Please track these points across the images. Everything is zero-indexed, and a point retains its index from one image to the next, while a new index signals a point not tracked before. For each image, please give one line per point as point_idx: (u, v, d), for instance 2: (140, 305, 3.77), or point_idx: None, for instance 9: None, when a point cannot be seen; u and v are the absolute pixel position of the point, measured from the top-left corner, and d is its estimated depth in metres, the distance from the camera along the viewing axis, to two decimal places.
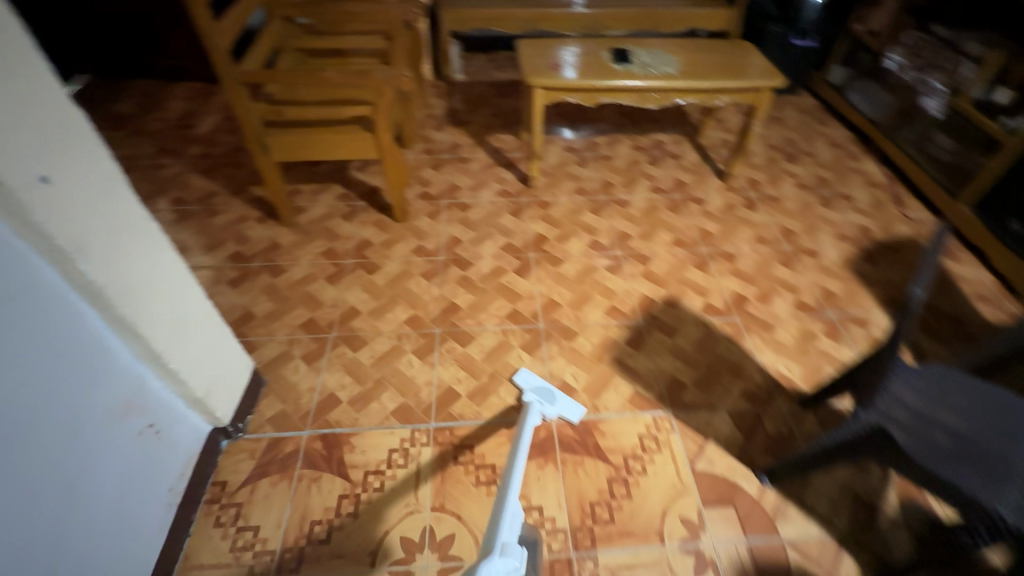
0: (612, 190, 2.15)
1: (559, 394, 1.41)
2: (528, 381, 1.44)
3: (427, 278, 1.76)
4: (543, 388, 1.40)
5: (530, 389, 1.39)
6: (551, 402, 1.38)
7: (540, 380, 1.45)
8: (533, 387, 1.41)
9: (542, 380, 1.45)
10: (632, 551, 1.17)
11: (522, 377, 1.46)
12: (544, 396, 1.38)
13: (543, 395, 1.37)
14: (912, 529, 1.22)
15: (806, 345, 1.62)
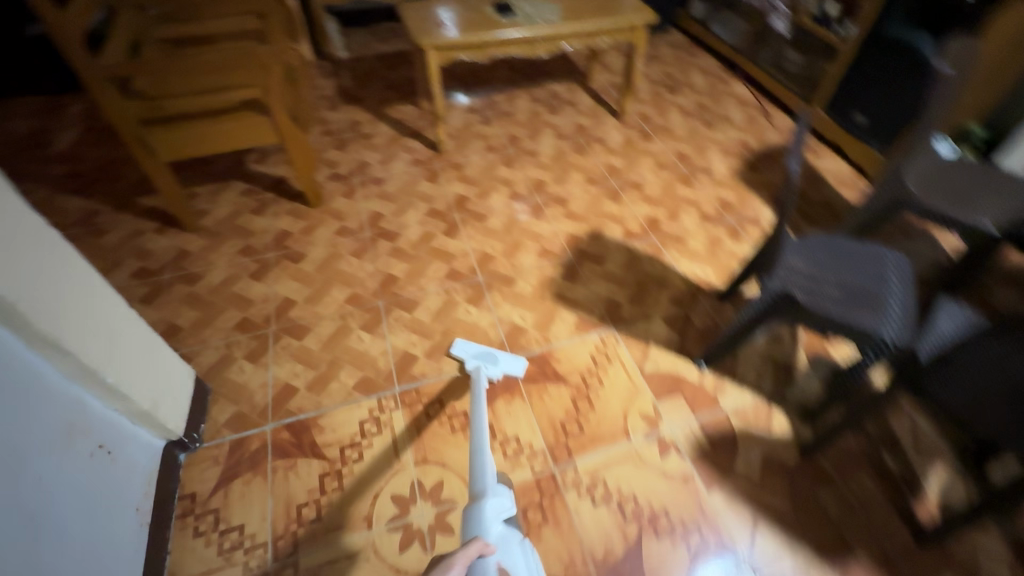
0: (520, 143, 2.22)
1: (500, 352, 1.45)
2: (466, 349, 1.45)
3: (358, 256, 1.74)
4: (482, 352, 1.42)
5: (471, 357, 1.42)
6: (494, 361, 1.42)
7: (480, 344, 1.46)
8: (474, 353, 1.44)
9: (480, 344, 1.46)
10: (605, 452, 1.29)
11: (460, 346, 1.46)
12: (486, 360, 1.41)
13: (484, 360, 1.41)
14: (820, 376, 1.46)
15: (714, 249, 1.82)
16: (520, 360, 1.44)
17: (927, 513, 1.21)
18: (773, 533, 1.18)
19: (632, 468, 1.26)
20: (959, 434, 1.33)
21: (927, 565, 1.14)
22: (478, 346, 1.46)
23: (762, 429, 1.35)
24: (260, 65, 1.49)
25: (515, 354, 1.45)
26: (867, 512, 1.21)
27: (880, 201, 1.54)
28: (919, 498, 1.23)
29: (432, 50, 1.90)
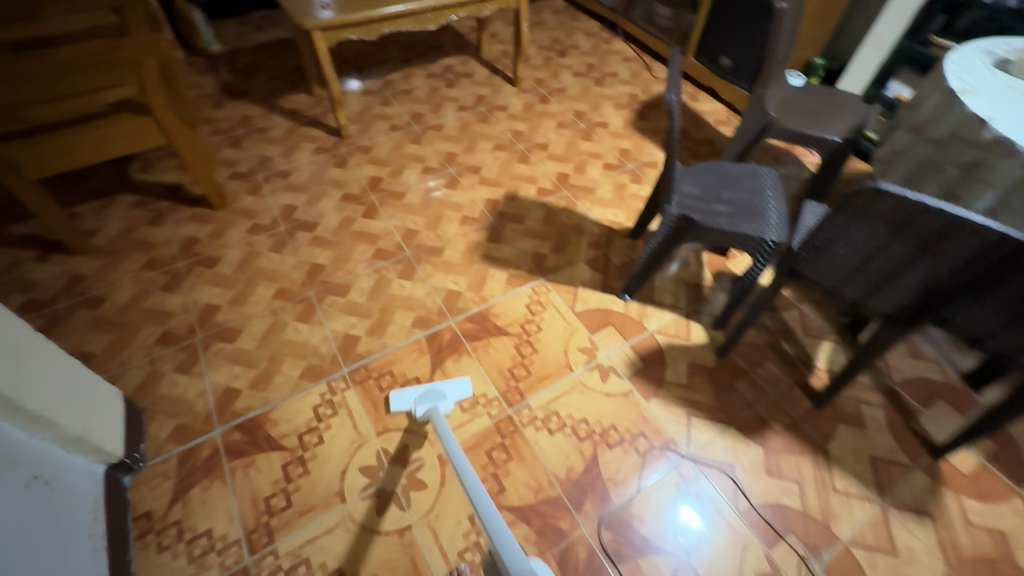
0: (424, 119, 2.24)
1: (441, 386, 1.34)
2: (406, 398, 1.32)
3: (278, 251, 1.69)
4: (425, 392, 1.31)
5: (415, 402, 1.29)
6: (441, 397, 1.31)
7: (417, 387, 1.34)
8: (416, 398, 1.31)
9: (418, 387, 1.34)
10: (554, 387, 1.39)
11: (398, 398, 1.33)
12: (432, 398, 1.30)
13: (430, 398, 1.29)
14: (723, 289, 1.67)
15: (621, 194, 1.97)
16: (464, 388, 1.36)
17: (819, 381, 1.45)
18: (705, 424, 1.35)
19: (580, 395, 1.38)
20: (834, 314, 1.59)
21: (824, 421, 1.37)
22: (417, 390, 1.34)
23: (684, 341, 1.52)
24: (133, 60, 1.38)
25: (455, 386, 1.36)
26: (775, 390, 1.43)
27: (749, 129, 1.74)
28: (812, 370, 1.47)
29: (317, 31, 1.85)
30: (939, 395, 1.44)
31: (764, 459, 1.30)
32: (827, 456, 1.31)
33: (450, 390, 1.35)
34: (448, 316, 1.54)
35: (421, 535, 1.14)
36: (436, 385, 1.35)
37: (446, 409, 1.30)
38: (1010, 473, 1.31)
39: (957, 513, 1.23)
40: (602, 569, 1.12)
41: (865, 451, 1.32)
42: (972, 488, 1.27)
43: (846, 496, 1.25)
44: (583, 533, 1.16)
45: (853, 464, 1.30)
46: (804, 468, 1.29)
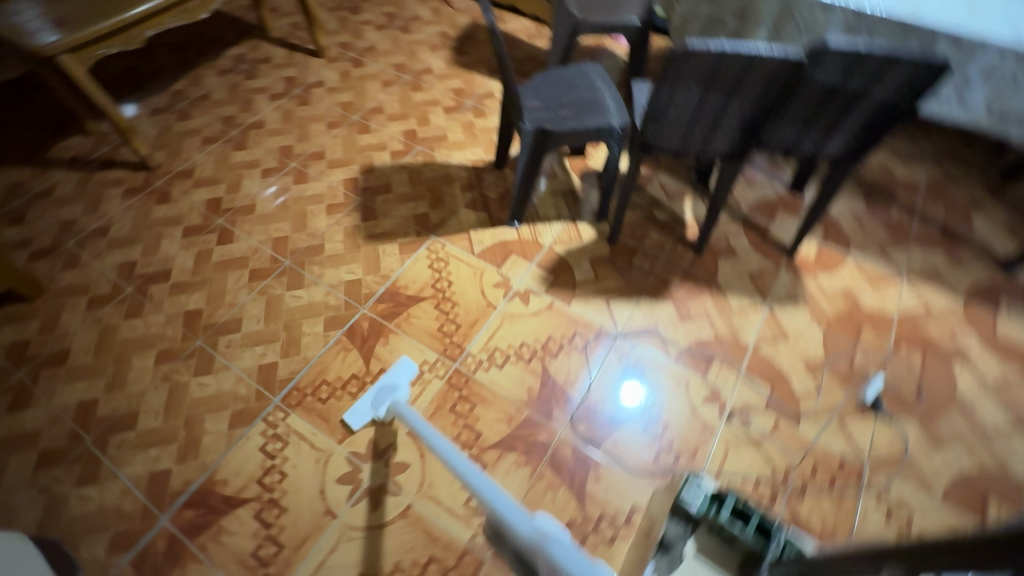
0: (239, 121, 2.01)
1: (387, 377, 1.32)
2: (363, 410, 1.28)
3: (137, 315, 1.48)
4: (377, 393, 1.28)
5: (374, 408, 1.26)
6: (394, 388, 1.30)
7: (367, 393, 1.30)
8: (372, 403, 1.28)
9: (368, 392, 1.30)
10: (486, 327, 1.45)
11: (354, 414, 1.27)
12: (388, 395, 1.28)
13: (385, 396, 1.27)
14: (593, 185, 1.81)
15: (471, 132, 1.99)
16: (409, 368, 1.35)
17: (693, 232, 1.68)
18: (622, 303, 1.51)
19: (512, 325, 1.45)
20: (684, 173, 1.82)
21: (708, 262, 1.61)
22: (370, 395, 1.30)
23: (579, 242, 1.65)
24: None
25: (399, 370, 1.34)
26: (664, 253, 1.62)
27: (562, 34, 1.82)
28: (685, 226, 1.69)
29: (64, 54, 1.53)
30: (777, 208, 1.74)
31: (676, 310, 1.49)
32: (719, 288, 1.55)
33: (398, 377, 1.33)
34: (358, 306, 1.49)
35: (423, 508, 1.17)
36: (383, 381, 1.32)
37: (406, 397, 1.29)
38: (839, 245, 1.66)
39: (817, 290, 1.55)
40: (588, 456, 1.24)
41: (743, 272, 1.58)
42: (820, 266, 1.60)
43: (743, 312, 1.49)
44: (561, 436, 1.27)
45: (739, 285, 1.55)
46: (706, 304, 1.51)
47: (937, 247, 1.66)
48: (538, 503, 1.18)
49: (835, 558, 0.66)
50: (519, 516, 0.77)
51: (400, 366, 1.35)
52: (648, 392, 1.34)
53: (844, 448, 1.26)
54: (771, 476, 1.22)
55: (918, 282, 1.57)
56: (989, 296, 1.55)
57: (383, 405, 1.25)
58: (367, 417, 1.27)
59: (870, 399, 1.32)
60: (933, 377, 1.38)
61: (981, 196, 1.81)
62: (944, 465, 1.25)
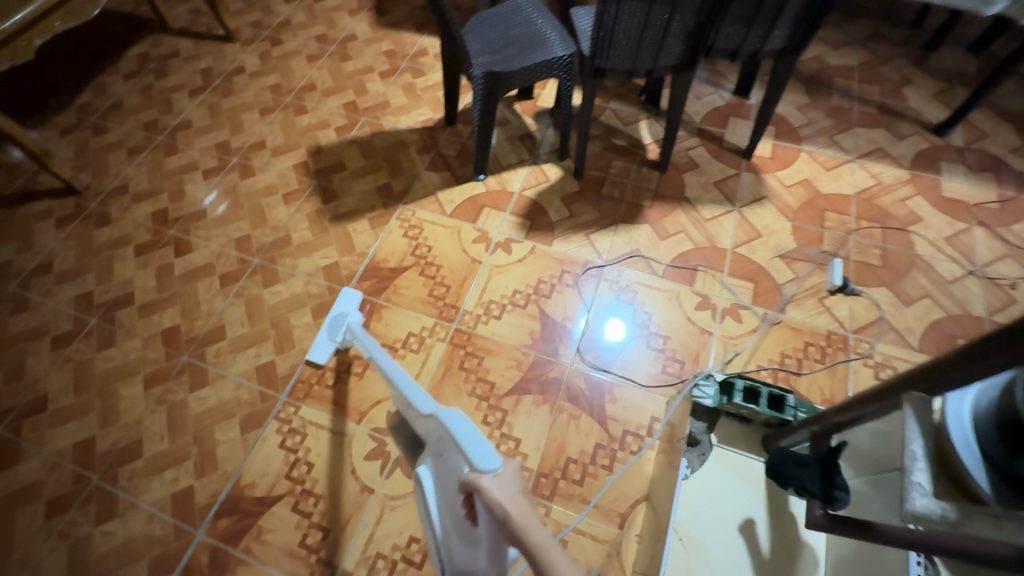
0: (162, 125, 1.87)
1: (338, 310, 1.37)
2: (322, 342, 1.34)
3: (111, 345, 1.41)
4: (331, 323, 1.34)
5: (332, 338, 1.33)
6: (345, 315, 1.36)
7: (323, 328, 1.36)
8: (329, 334, 1.34)
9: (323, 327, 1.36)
10: (476, 283, 1.45)
11: (314, 347, 1.34)
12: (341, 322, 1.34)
13: (339, 324, 1.33)
14: (548, 126, 1.80)
15: (413, 93, 1.92)
16: (355, 297, 1.40)
17: (653, 152, 1.70)
18: (601, 234, 1.53)
19: (500, 276, 1.46)
20: (633, 97, 1.83)
21: (673, 179, 1.64)
22: (326, 330, 1.36)
23: (547, 183, 1.65)
24: None
25: (347, 300, 1.39)
26: (631, 178, 1.65)
27: None
28: (645, 148, 1.71)
29: None
30: (728, 115, 1.79)
31: (653, 231, 1.53)
32: (688, 201, 1.59)
33: (346, 306, 1.38)
34: (342, 288, 1.46)
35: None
36: (335, 312, 1.38)
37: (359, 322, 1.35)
38: (791, 139, 1.72)
39: (778, 185, 1.62)
40: (600, 381, 1.29)
41: (707, 182, 1.63)
42: (777, 163, 1.67)
43: (715, 220, 1.55)
44: (570, 369, 1.31)
45: (706, 195, 1.60)
46: (680, 219, 1.55)
47: (878, 125, 1.75)
48: (563, 435, 1.22)
49: (845, 405, 0.72)
50: (425, 399, 0.79)
51: (348, 296, 1.40)
52: (624, 304, 1.40)
53: (828, 324, 1.36)
54: (770, 363, 1.31)
55: (867, 161, 1.67)
56: (930, 161, 1.66)
57: (338, 333, 1.32)
58: (326, 347, 1.34)
59: (838, 283, 1.39)
60: (893, 244, 1.49)
61: (909, 70, 1.91)
62: (916, 320, 1.36)
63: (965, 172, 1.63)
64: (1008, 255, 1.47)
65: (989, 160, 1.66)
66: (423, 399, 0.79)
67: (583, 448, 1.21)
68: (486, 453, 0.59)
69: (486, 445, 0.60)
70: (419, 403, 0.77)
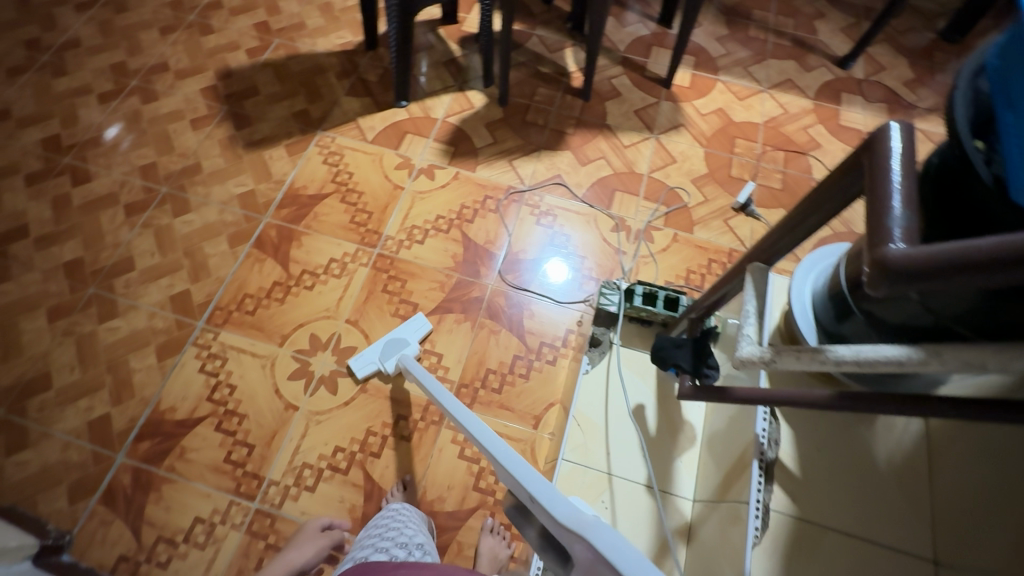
0: (46, 43, 1.69)
1: (403, 335, 1.26)
2: (368, 360, 1.24)
3: (6, 279, 1.33)
4: (386, 345, 1.23)
5: (382, 359, 1.22)
6: (405, 345, 1.24)
7: (374, 345, 1.25)
8: (380, 355, 1.23)
9: (375, 344, 1.26)
10: (399, 209, 1.45)
11: (360, 363, 1.23)
12: (397, 348, 1.23)
13: (395, 350, 1.22)
14: (474, 51, 1.76)
15: (331, 13, 1.82)
16: (421, 324, 1.29)
17: (578, 81, 1.71)
18: (525, 160, 1.56)
19: (423, 202, 1.46)
20: (560, 25, 1.82)
21: (596, 107, 1.67)
22: (378, 348, 1.24)
23: (471, 111, 1.63)
24: None
25: (411, 327, 1.28)
26: (555, 106, 1.66)
27: None
28: (570, 76, 1.72)
29: None
30: (651, 45, 1.81)
31: (575, 157, 1.57)
32: (610, 129, 1.63)
33: (409, 333, 1.27)
34: (259, 216, 1.42)
35: (380, 378, 1.24)
36: (393, 335, 1.27)
37: (416, 352, 1.25)
38: (709, 69, 1.77)
39: (694, 113, 1.68)
40: (521, 299, 1.35)
41: (629, 110, 1.67)
42: (695, 92, 1.72)
43: (634, 146, 1.60)
44: (491, 288, 1.36)
45: (627, 124, 1.64)
46: (601, 145, 1.60)
47: (790, 57, 1.83)
48: (484, 349, 1.29)
49: (714, 288, 0.81)
50: (551, 494, 0.47)
51: (412, 321, 1.29)
52: (561, 245, 1.43)
53: (730, 242, 1.47)
54: (677, 279, 1.40)
55: (776, 91, 1.75)
56: (833, 93, 1.76)
57: (392, 358, 1.21)
58: (373, 367, 1.23)
59: (742, 202, 1.50)
60: (793, 170, 1.60)
61: (822, 5, 1.98)
62: None
63: (862, 103, 1.75)
64: None
65: (884, 93, 1.78)
66: (556, 497, 0.45)
67: (502, 359, 1.28)
68: None
69: None
70: (550, 505, 0.45)
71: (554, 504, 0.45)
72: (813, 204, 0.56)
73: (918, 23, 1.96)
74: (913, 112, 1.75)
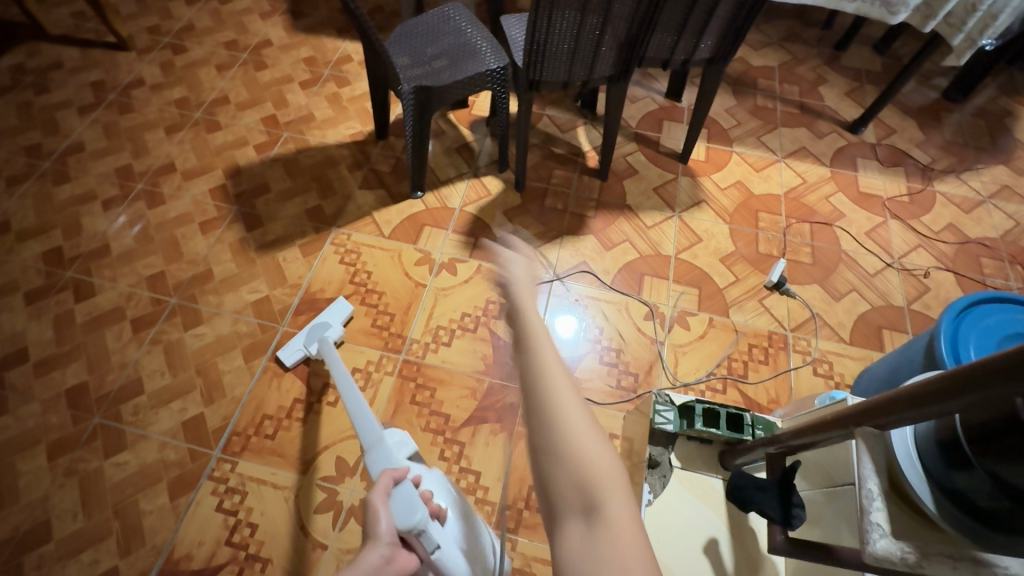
0: (48, 149, 1.65)
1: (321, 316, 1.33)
2: (295, 347, 1.29)
3: (3, 413, 1.23)
4: (310, 330, 1.29)
5: (306, 344, 1.27)
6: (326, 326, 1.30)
7: (301, 332, 1.30)
8: (305, 340, 1.29)
9: (301, 331, 1.31)
10: (422, 308, 1.38)
11: (287, 351, 1.28)
12: (320, 331, 1.28)
13: (318, 333, 1.28)
14: (487, 135, 1.74)
15: (339, 103, 1.81)
16: (344, 307, 1.35)
17: (593, 159, 1.70)
18: (548, 248, 1.51)
19: (447, 299, 1.40)
20: (570, 103, 1.82)
21: (615, 186, 1.64)
22: (304, 334, 1.30)
23: (488, 198, 1.60)
24: None
25: (335, 309, 1.34)
26: (573, 188, 1.63)
27: None
28: (584, 155, 1.70)
29: None
30: (662, 119, 1.81)
31: (599, 241, 1.53)
32: (630, 209, 1.60)
33: (334, 315, 1.33)
34: (275, 325, 1.35)
35: (308, 364, 1.30)
36: (319, 319, 1.33)
37: (339, 334, 1.31)
38: (722, 141, 1.77)
39: (713, 188, 1.66)
40: None
41: (647, 188, 1.65)
42: (711, 166, 1.71)
43: (657, 226, 1.57)
44: None
45: (647, 202, 1.61)
46: (624, 227, 1.56)
47: (800, 124, 1.84)
48: (524, 463, 1.20)
49: (799, 430, 0.73)
50: (368, 426, 0.89)
51: (334, 305, 1.35)
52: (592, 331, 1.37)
53: (769, 324, 1.41)
54: (718, 370, 1.33)
55: (792, 160, 1.74)
56: (848, 158, 1.76)
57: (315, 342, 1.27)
58: (300, 354, 1.28)
59: (775, 280, 1.45)
60: (821, 241, 1.57)
61: (823, 69, 2.01)
62: (846, 314, 1.44)
63: (878, 167, 1.74)
64: (920, 245, 1.58)
65: (897, 155, 1.78)
66: (369, 425, 0.89)
67: None
68: (410, 506, 0.70)
69: (410, 496, 0.71)
70: (361, 432, 0.89)
71: (365, 429, 0.89)
72: (944, 394, 0.49)
73: (919, 83, 1.99)
74: (929, 174, 1.74)
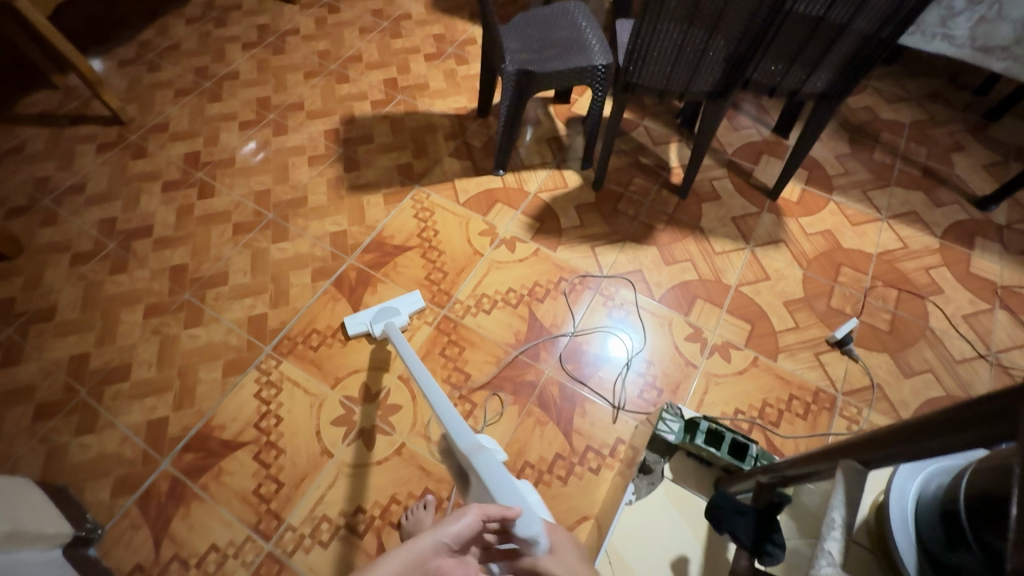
0: (212, 72, 1.95)
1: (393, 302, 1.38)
2: (360, 320, 1.36)
3: (122, 271, 1.48)
4: (378, 311, 1.36)
5: (372, 323, 1.34)
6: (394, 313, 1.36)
7: (369, 308, 1.37)
8: (371, 318, 1.35)
9: (370, 308, 1.38)
10: (473, 275, 1.46)
11: (353, 322, 1.35)
12: (387, 315, 1.35)
13: (385, 316, 1.35)
14: (580, 133, 1.79)
15: (454, 79, 1.95)
16: (416, 299, 1.39)
17: (677, 176, 1.68)
18: (607, 249, 1.53)
19: (499, 271, 1.47)
20: (669, 118, 1.82)
21: (692, 206, 1.62)
22: (371, 312, 1.36)
23: (564, 190, 1.65)
24: None
25: (407, 299, 1.39)
26: (649, 199, 1.63)
27: None
28: (670, 170, 1.69)
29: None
30: (762, 152, 1.75)
31: (660, 254, 1.52)
32: (702, 232, 1.57)
33: (404, 305, 1.38)
34: (345, 257, 1.50)
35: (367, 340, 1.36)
36: (389, 303, 1.39)
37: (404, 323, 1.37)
38: (823, 187, 1.67)
39: (798, 231, 1.57)
40: (575, 393, 1.29)
41: (726, 216, 1.60)
42: (802, 209, 1.62)
43: (726, 254, 1.52)
44: (547, 375, 1.31)
45: (721, 229, 1.57)
46: (690, 247, 1.53)
47: (917, 187, 1.69)
48: (526, 439, 1.23)
49: (792, 461, 0.70)
50: (463, 429, 0.85)
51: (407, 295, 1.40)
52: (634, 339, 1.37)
53: (818, 379, 1.32)
54: (748, 410, 1.27)
55: (896, 222, 1.61)
56: (964, 234, 1.59)
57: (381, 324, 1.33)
58: (363, 328, 1.35)
59: (839, 337, 1.36)
60: (906, 311, 1.44)
61: (963, 136, 1.82)
62: (912, 394, 1.31)
63: (1000, 251, 1.56)
64: None
65: None
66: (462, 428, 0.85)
67: (542, 455, 1.21)
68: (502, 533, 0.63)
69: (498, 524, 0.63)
70: (457, 436, 0.84)
71: (462, 434, 0.84)
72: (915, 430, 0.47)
73: None
74: None
